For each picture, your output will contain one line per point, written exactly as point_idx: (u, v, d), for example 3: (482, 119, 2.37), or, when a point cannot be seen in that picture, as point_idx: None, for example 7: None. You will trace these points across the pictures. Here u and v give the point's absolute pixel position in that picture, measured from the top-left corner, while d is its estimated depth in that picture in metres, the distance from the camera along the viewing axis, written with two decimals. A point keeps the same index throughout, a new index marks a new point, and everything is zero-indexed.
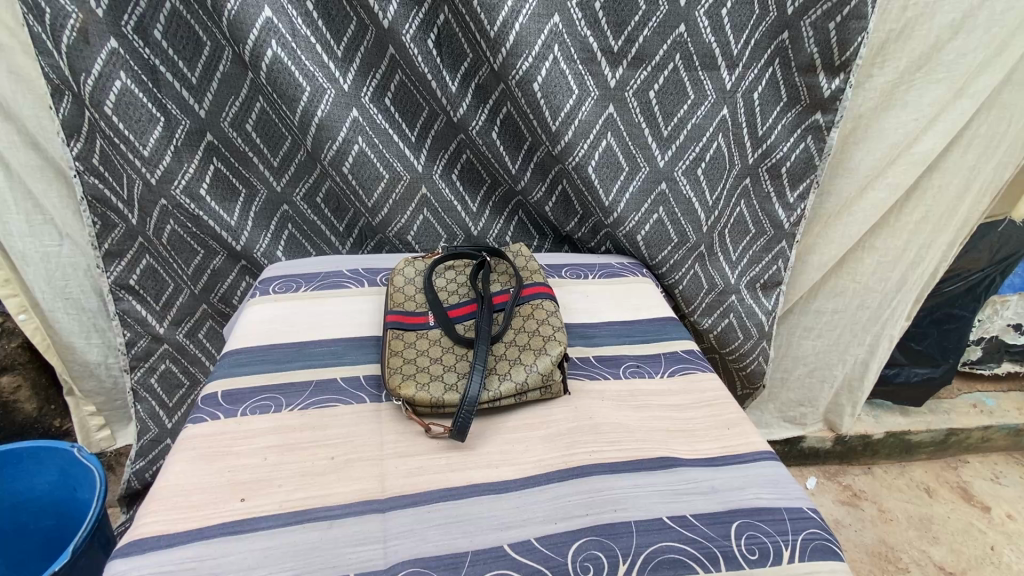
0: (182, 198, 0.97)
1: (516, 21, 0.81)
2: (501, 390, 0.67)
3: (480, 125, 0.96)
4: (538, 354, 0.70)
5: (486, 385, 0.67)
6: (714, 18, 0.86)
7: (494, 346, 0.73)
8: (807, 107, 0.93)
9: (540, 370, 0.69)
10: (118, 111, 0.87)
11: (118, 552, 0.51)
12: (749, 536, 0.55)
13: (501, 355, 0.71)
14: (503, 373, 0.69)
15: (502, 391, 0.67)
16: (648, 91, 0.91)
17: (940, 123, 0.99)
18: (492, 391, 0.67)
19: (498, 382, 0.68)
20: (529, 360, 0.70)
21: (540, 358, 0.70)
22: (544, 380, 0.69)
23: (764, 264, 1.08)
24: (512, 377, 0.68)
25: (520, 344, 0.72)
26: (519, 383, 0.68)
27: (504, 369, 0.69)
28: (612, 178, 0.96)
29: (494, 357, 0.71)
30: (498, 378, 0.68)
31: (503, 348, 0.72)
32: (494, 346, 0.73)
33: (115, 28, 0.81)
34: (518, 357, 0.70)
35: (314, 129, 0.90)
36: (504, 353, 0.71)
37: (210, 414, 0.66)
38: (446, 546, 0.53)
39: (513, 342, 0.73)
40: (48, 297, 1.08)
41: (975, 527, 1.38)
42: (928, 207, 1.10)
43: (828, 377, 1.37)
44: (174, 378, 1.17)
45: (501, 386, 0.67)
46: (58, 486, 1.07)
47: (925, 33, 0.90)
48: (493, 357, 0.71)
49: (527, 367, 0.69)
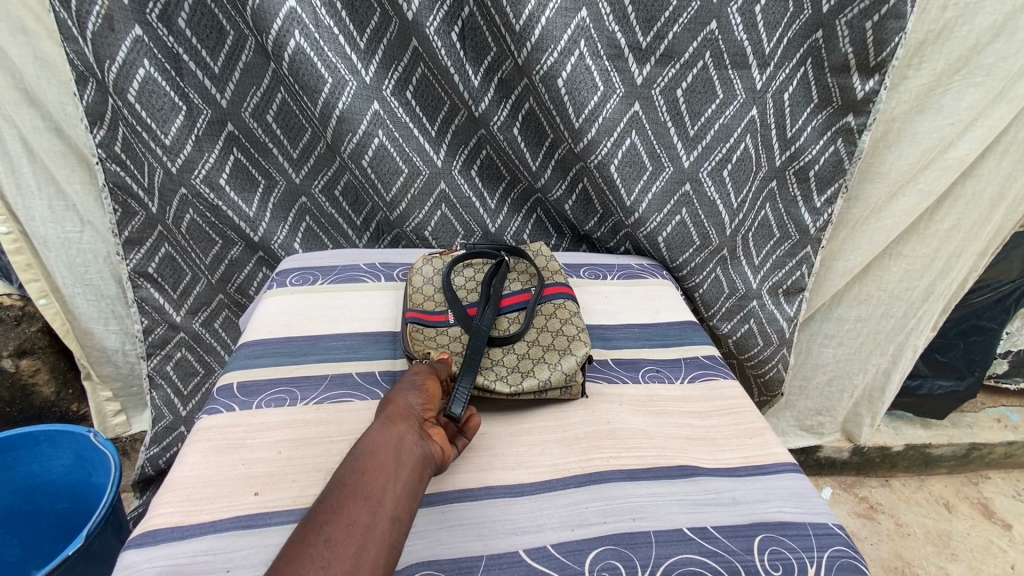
0: (202, 187, 0.98)
1: (542, 14, 0.79)
2: (523, 386, 0.66)
3: (501, 121, 0.95)
4: (563, 354, 0.69)
5: (508, 380, 0.66)
6: (747, 15, 0.84)
7: (517, 345, 0.72)
8: (839, 108, 0.89)
9: (563, 368, 0.67)
10: (140, 99, 0.87)
11: (131, 543, 0.51)
12: (773, 551, 0.53)
13: (524, 354, 0.70)
14: (526, 370, 0.67)
15: (525, 387, 0.66)
16: (675, 89, 0.89)
17: (975, 128, 0.95)
18: (515, 386, 0.66)
19: (520, 378, 0.67)
20: (553, 358, 0.68)
21: (564, 358, 0.68)
22: (567, 380, 0.67)
23: (787, 269, 1.05)
24: (533, 370, 0.67)
25: (542, 343, 0.71)
26: (542, 380, 0.66)
27: (527, 366, 0.68)
28: (635, 178, 0.95)
29: (517, 355, 0.70)
30: (521, 374, 0.67)
31: (526, 346, 0.71)
32: (518, 345, 0.72)
33: (140, 15, 0.81)
34: (542, 356, 0.69)
35: (335, 121, 0.90)
36: (527, 352, 0.70)
37: (225, 406, 0.66)
38: (460, 548, 0.52)
39: (536, 341, 0.72)
40: (68, 282, 1.09)
41: (996, 544, 1.34)
42: (960, 214, 1.07)
43: (848, 386, 1.33)
44: (190, 366, 1.18)
45: (524, 382, 0.66)
46: (73, 468, 1.08)
47: (965, 33, 0.87)
48: (517, 355, 0.70)
49: (550, 366, 0.67)
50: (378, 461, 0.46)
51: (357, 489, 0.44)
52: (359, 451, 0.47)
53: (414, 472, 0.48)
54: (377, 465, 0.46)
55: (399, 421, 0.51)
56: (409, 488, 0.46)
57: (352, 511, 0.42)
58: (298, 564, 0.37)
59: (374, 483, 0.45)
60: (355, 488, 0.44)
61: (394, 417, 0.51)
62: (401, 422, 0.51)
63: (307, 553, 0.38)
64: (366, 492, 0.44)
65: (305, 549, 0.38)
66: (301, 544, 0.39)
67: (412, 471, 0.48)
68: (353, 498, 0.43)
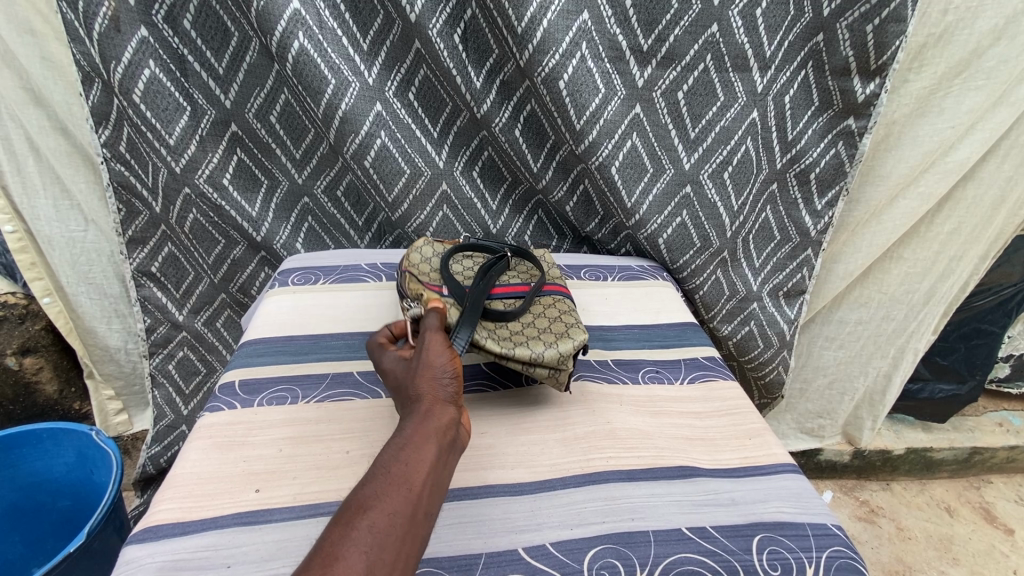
0: (206, 187, 0.98)
1: (544, 17, 0.80)
2: (514, 353, 0.65)
3: (503, 122, 0.95)
4: (560, 336, 0.68)
5: (500, 345, 0.65)
6: (748, 18, 0.84)
7: (513, 323, 0.70)
8: (840, 111, 0.89)
9: (559, 348, 0.66)
10: (146, 99, 0.88)
11: (132, 538, 0.51)
12: (771, 551, 0.53)
13: (520, 331, 0.69)
14: (520, 342, 0.66)
15: (515, 354, 0.64)
16: (677, 92, 0.90)
17: (976, 131, 0.96)
18: (506, 351, 0.64)
19: (512, 346, 0.65)
20: (550, 339, 0.67)
21: (562, 340, 0.67)
22: (560, 361, 0.66)
23: (787, 272, 1.05)
24: (528, 340, 0.67)
25: (540, 326, 0.70)
26: (534, 353, 0.65)
27: (521, 340, 0.67)
28: (636, 180, 0.95)
29: (512, 331, 0.69)
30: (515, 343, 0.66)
31: (521, 326, 0.70)
32: (513, 323, 0.70)
33: (146, 16, 0.82)
34: (538, 335, 0.68)
35: (338, 122, 0.91)
36: (523, 329, 0.69)
37: (227, 403, 0.66)
38: (459, 546, 0.53)
39: (533, 323, 0.71)
40: (72, 281, 1.10)
41: (998, 549, 1.33)
42: (961, 217, 1.07)
43: (848, 389, 1.33)
44: (191, 365, 1.18)
45: (515, 350, 0.65)
46: (76, 466, 1.09)
47: (965, 37, 0.87)
48: (511, 331, 0.69)
49: (546, 343, 0.66)
50: (421, 453, 0.47)
51: (400, 477, 0.45)
52: (402, 440, 0.48)
53: (450, 465, 0.49)
54: (420, 458, 0.47)
55: (439, 412, 0.51)
56: (447, 480, 0.48)
57: (394, 498, 0.44)
58: (342, 548, 0.39)
59: (416, 473, 0.46)
60: (397, 477, 0.45)
61: (434, 407, 0.52)
62: (440, 414, 0.51)
63: (352, 538, 0.40)
64: (409, 482, 0.45)
65: (349, 533, 0.41)
66: (346, 528, 0.41)
67: (449, 465, 0.49)
68: (395, 486, 0.44)
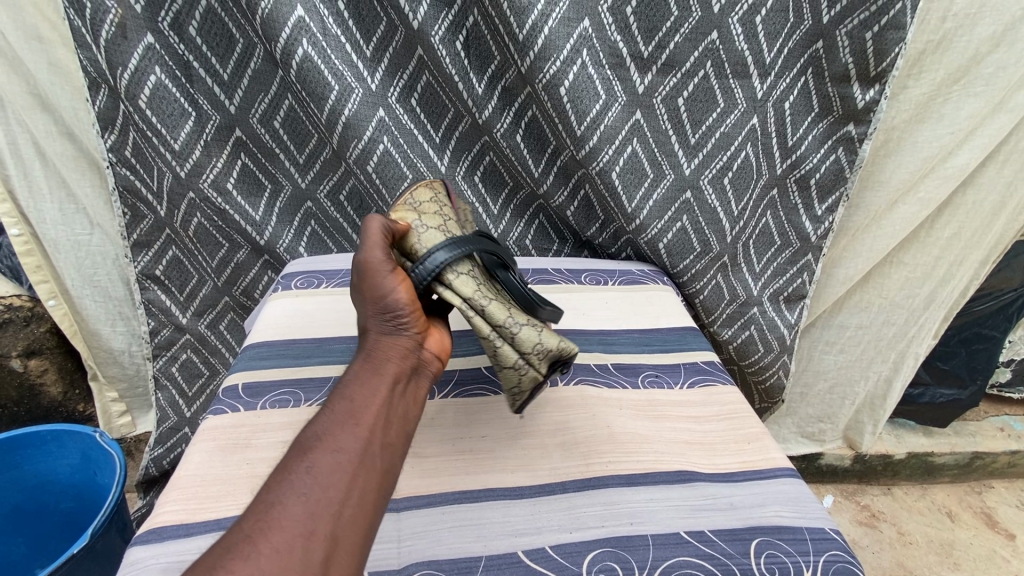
0: (210, 192, 0.99)
1: (545, 25, 0.81)
2: (493, 309, 0.57)
3: (505, 128, 0.96)
4: (546, 329, 0.60)
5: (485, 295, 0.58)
6: (747, 25, 0.85)
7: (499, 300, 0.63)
8: (840, 117, 0.90)
9: (541, 334, 0.58)
10: (151, 105, 0.89)
11: (137, 539, 0.52)
12: (769, 555, 0.54)
13: (505, 306, 0.62)
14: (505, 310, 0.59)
15: (493, 311, 0.57)
16: (677, 98, 0.91)
17: (975, 137, 0.96)
18: (487, 303, 0.57)
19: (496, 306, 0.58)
20: (535, 325, 0.60)
21: (548, 333, 0.59)
22: (535, 345, 0.57)
23: (788, 277, 1.06)
24: (510, 308, 0.59)
25: (524, 319, 0.63)
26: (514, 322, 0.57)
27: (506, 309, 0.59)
28: (636, 185, 0.96)
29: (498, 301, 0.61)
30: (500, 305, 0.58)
31: (507, 306, 0.63)
32: (499, 300, 0.63)
33: (152, 23, 0.83)
34: (523, 318, 0.61)
35: (341, 127, 0.92)
36: (508, 307, 0.62)
37: (230, 406, 0.67)
38: (459, 549, 0.53)
39: (518, 313, 0.63)
40: (77, 283, 1.11)
41: (999, 554, 1.33)
42: (961, 223, 1.07)
43: (849, 394, 1.33)
44: (194, 367, 1.19)
45: (496, 309, 0.57)
46: (79, 468, 1.10)
47: (964, 44, 0.88)
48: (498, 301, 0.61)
49: (530, 325, 0.59)
50: (366, 394, 0.47)
51: (345, 417, 0.45)
52: (348, 384, 0.48)
53: (406, 402, 0.49)
54: (366, 399, 0.47)
55: (388, 352, 0.51)
56: (401, 416, 0.48)
57: (338, 439, 0.44)
58: (280, 491, 0.40)
59: (361, 412, 0.46)
60: (341, 419, 0.45)
61: (383, 348, 0.51)
62: (389, 355, 0.51)
63: (295, 483, 0.40)
64: (353, 422, 0.45)
65: (287, 477, 0.41)
66: (285, 471, 0.41)
67: (404, 402, 0.49)
68: (339, 427, 0.44)
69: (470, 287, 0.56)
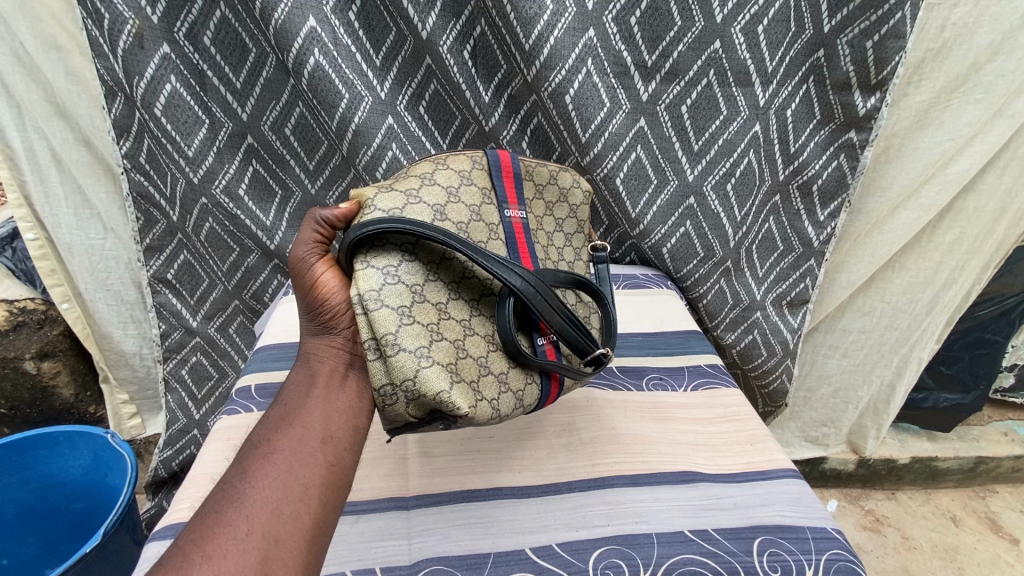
0: (222, 197, 1.02)
1: (551, 34, 0.83)
2: (382, 321, 0.50)
3: (511, 135, 0.98)
4: (446, 373, 0.50)
5: (394, 298, 0.51)
6: (749, 35, 0.86)
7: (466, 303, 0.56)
8: (842, 124, 0.91)
9: (423, 372, 0.49)
10: (166, 113, 0.91)
11: (156, 535, 0.53)
12: (772, 553, 0.55)
13: (443, 317, 0.53)
14: (415, 328, 0.51)
15: (378, 323, 0.50)
16: (680, 105, 0.92)
17: (976, 143, 0.97)
18: (381, 310, 0.50)
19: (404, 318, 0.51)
20: (436, 362, 0.51)
21: (440, 378, 0.50)
22: (408, 380, 0.49)
23: (791, 281, 1.06)
24: (424, 332, 0.51)
25: (463, 342, 0.54)
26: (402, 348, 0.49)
27: (420, 327, 0.51)
28: (640, 191, 0.98)
29: (442, 308, 0.53)
30: (408, 318, 0.51)
31: (456, 317, 0.54)
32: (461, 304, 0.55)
33: (168, 34, 0.86)
34: (439, 346, 0.52)
35: (351, 135, 0.93)
36: (444, 321, 0.53)
37: (244, 406, 0.69)
38: (468, 546, 0.54)
39: (466, 333, 0.55)
40: (90, 287, 1.13)
41: (1004, 559, 1.33)
42: (962, 228, 1.08)
43: (852, 398, 1.34)
44: (204, 370, 1.21)
45: (385, 323, 0.50)
46: (91, 468, 1.11)
47: (963, 52, 0.89)
48: (444, 307, 0.54)
49: (422, 359, 0.50)
50: (299, 399, 0.53)
51: (280, 422, 0.51)
52: (286, 394, 0.54)
53: (343, 395, 0.54)
54: (299, 402, 0.53)
55: (324, 351, 0.57)
56: (340, 408, 0.53)
57: (272, 444, 0.49)
58: (219, 500, 0.44)
59: (295, 416, 0.51)
60: (275, 425, 0.51)
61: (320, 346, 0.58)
62: (325, 352, 0.57)
63: (228, 494, 0.45)
64: (287, 425, 0.51)
65: (224, 487, 0.46)
66: (223, 482, 0.46)
67: (341, 396, 0.54)
68: (274, 433, 0.50)
69: (374, 283, 0.51)
